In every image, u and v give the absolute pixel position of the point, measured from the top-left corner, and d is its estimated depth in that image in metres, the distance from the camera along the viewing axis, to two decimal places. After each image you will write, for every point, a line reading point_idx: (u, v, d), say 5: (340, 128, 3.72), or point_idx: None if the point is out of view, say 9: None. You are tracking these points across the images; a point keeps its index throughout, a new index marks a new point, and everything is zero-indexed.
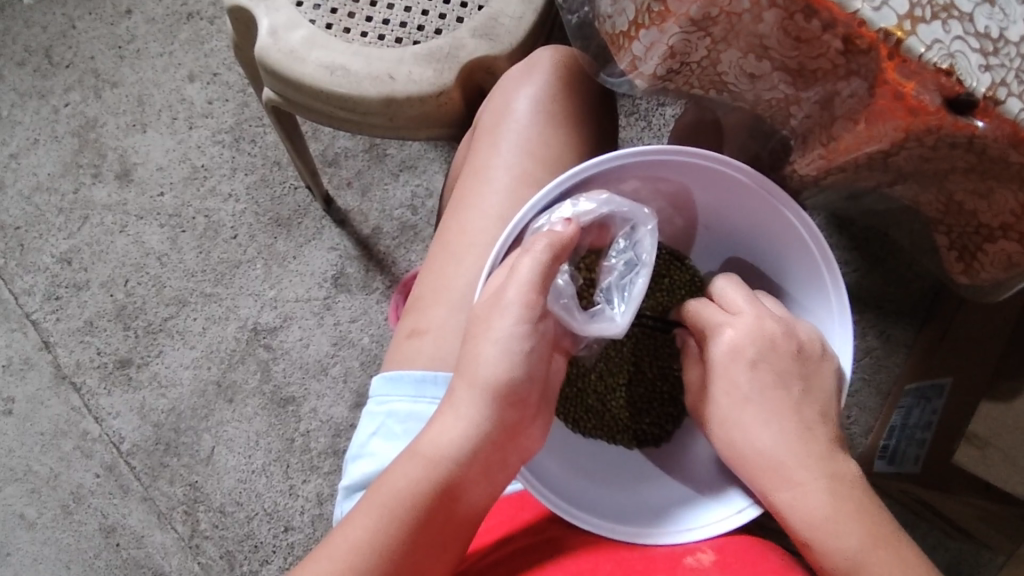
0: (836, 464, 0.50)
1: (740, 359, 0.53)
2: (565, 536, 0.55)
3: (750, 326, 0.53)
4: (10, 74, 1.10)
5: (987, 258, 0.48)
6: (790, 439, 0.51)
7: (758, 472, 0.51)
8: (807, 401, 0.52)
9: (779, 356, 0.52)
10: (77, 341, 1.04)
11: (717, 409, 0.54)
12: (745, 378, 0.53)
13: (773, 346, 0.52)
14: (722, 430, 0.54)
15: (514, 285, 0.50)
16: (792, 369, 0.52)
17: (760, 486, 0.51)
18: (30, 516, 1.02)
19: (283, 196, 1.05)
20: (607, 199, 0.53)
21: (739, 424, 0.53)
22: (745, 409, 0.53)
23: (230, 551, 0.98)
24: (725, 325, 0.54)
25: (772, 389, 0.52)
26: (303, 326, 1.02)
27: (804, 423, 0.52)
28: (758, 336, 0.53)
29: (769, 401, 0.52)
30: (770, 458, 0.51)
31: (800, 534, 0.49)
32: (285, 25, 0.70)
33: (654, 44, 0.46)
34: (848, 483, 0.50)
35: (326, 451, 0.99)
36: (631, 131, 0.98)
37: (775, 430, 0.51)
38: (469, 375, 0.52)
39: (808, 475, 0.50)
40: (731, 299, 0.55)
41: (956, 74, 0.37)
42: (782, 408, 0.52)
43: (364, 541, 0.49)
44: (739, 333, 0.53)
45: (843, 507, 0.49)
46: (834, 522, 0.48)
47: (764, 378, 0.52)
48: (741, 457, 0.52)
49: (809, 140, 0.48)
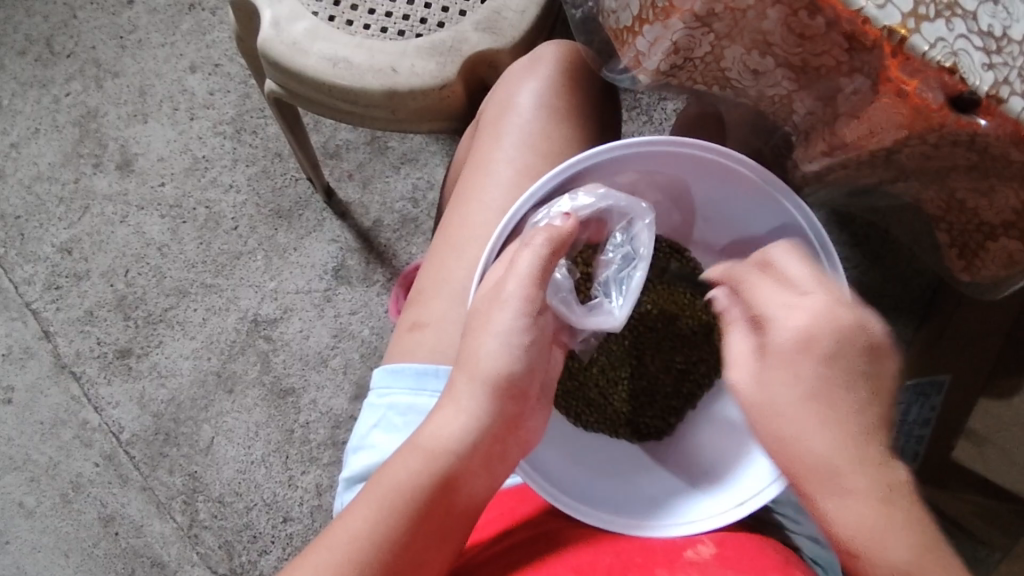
0: (890, 472, 0.49)
1: (812, 349, 0.50)
2: (563, 529, 0.55)
3: (821, 313, 0.50)
4: (10, 64, 1.10)
5: (988, 256, 0.48)
6: (852, 440, 0.49)
7: (812, 470, 0.50)
8: (873, 402, 0.50)
9: (849, 352, 0.50)
10: (76, 331, 1.04)
11: (777, 399, 0.51)
12: (814, 370, 0.50)
13: (846, 341, 0.50)
14: (780, 422, 0.51)
15: (514, 279, 0.50)
16: (859, 367, 0.50)
17: (807, 486, 0.50)
18: (28, 505, 1.02)
19: (284, 188, 1.05)
20: (604, 194, 0.54)
21: (804, 418, 0.50)
22: (808, 404, 0.50)
23: (228, 542, 0.98)
24: (789, 311, 0.51)
25: (839, 388, 0.50)
26: (303, 317, 1.02)
27: (868, 424, 0.50)
28: (830, 327, 0.50)
29: (834, 399, 0.50)
30: (828, 461, 0.49)
31: (847, 542, 0.49)
32: (288, 17, 0.70)
33: (658, 39, 0.46)
34: (899, 492, 0.49)
35: (326, 442, 0.99)
36: (632, 125, 0.98)
37: (839, 429, 0.49)
38: (469, 368, 0.52)
39: (865, 482, 0.49)
40: (796, 275, 0.52)
41: (959, 72, 0.37)
42: (848, 406, 0.50)
43: (364, 533, 0.49)
44: (813, 319, 0.50)
45: (894, 519, 0.48)
46: (886, 532, 0.48)
47: (833, 372, 0.50)
48: (802, 453, 0.50)
49: (811, 136, 0.49)
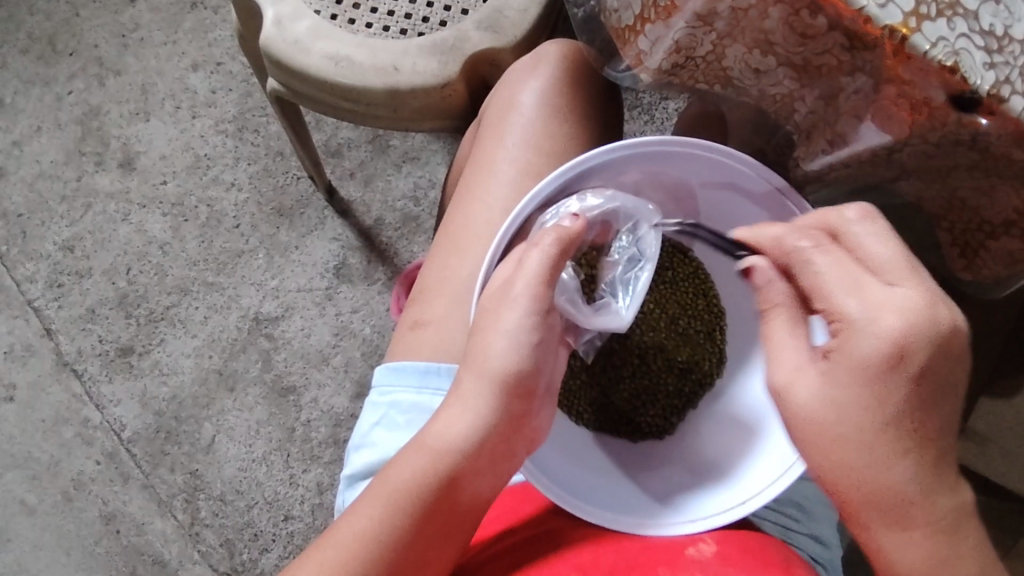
0: (960, 495, 0.46)
1: (899, 361, 0.44)
2: (566, 527, 0.55)
3: (917, 317, 0.43)
4: (13, 62, 1.10)
5: (990, 254, 0.48)
6: (924, 463, 0.45)
7: (880, 499, 0.46)
8: (949, 417, 0.46)
9: (940, 360, 0.44)
10: (78, 329, 1.04)
11: (853, 413, 0.46)
12: (898, 386, 0.45)
13: (939, 349, 0.44)
14: (853, 436, 0.46)
15: (523, 278, 0.51)
16: (945, 376, 0.45)
17: (873, 516, 0.46)
18: (29, 502, 1.02)
19: (285, 186, 1.05)
20: (612, 195, 0.54)
21: (878, 438, 0.45)
22: (885, 419, 0.45)
23: (229, 540, 0.98)
24: (876, 311, 0.44)
25: (921, 400, 0.45)
26: (304, 316, 1.02)
27: (940, 445, 0.46)
28: (927, 335, 0.43)
29: (914, 414, 0.45)
30: (903, 487, 0.45)
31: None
32: (290, 15, 0.71)
33: (660, 39, 0.46)
34: (967, 516, 0.46)
35: (326, 440, 0.99)
36: (633, 124, 0.98)
37: (914, 449, 0.45)
38: (477, 366, 0.52)
39: (936, 510, 0.45)
40: (879, 270, 0.45)
41: (960, 71, 0.36)
42: (925, 422, 0.45)
43: (369, 531, 0.50)
44: (907, 325, 0.43)
45: (961, 551, 0.45)
46: (948, 565, 0.45)
47: (917, 389, 0.45)
48: (870, 478, 0.46)
49: (812, 135, 0.49)
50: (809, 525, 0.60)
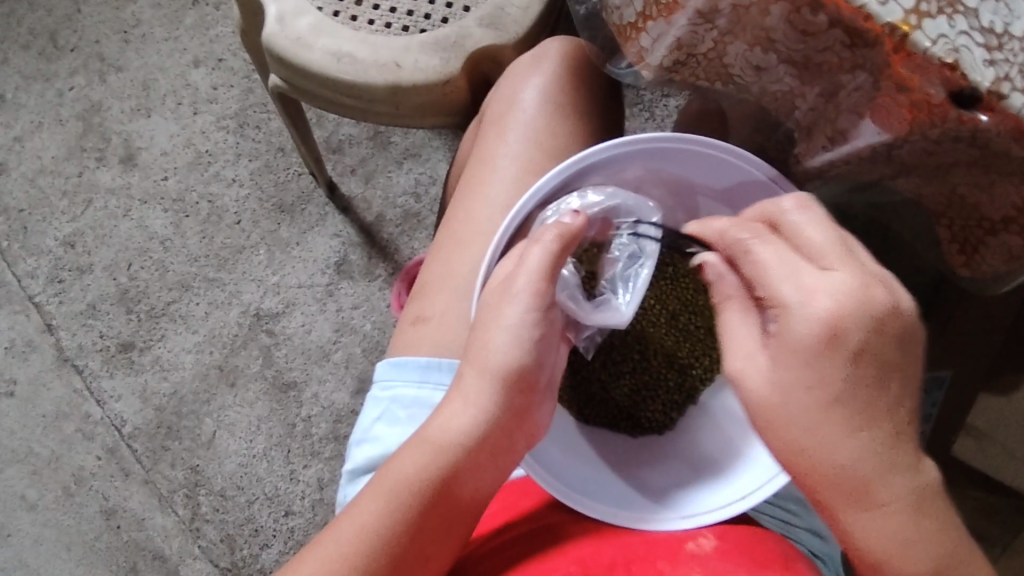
0: (921, 475, 0.46)
1: (838, 342, 0.44)
2: (566, 521, 0.55)
3: (852, 298, 0.44)
4: (14, 57, 1.10)
5: (989, 250, 0.49)
6: (880, 443, 0.45)
7: (836, 482, 0.46)
8: (902, 396, 0.46)
9: (882, 340, 0.45)
10: (79, 325, 1.05)
11: (801, 397, 0.46)
12: (841, 369, 0.45)
13: (877, 329, 0.44)
14: (801, 420, 0.46)
15: (524, 274, 0.51)
16: (892, 358, 0.45)
17: (830, 500, 0.46)
18: (30, 498, 1.02)
19: (286, 182, 1.05)
20: (614, 192, 0.55)
21: (828, 421, 0.45)
22: (831, 402, 0.45)
23: (229, 535, 0.98)
24: (815, 293, 0.45)
25: (869, 381, 0.45)
26: (305, 312, 1.02)
27: (896, 424, 0.46)
28: (863, 315, 0.44)
29: (863, 396, 0.45)
30: (857, 469, 0.45)
31: (869, 555, 0.46)
32: (293, 12, 0.71)
33: (662, 35, 0.47)
34: (931, 495, 0.46)
35: (327, 436, 1.00)
36: (634, 122, 0.99)
37: (866, 430, 0.45)
38: (478, 362, 0.52)
39: (894, 491, 0.45)
40: (819, 252, 0.46)
41: (960, 69, 0.37)
42: (877, 404, 0.45)
43: (371, 526, 0.50)
44: (843, 304, 0.44)
45: (923, 532, 0.45)
46: (912, 543, 0.45)
47: (862, 369, 0.45)
48: (822, 462, 0.46)
49: (813, 132, 0.49)
50: (807, 519, 0.61)
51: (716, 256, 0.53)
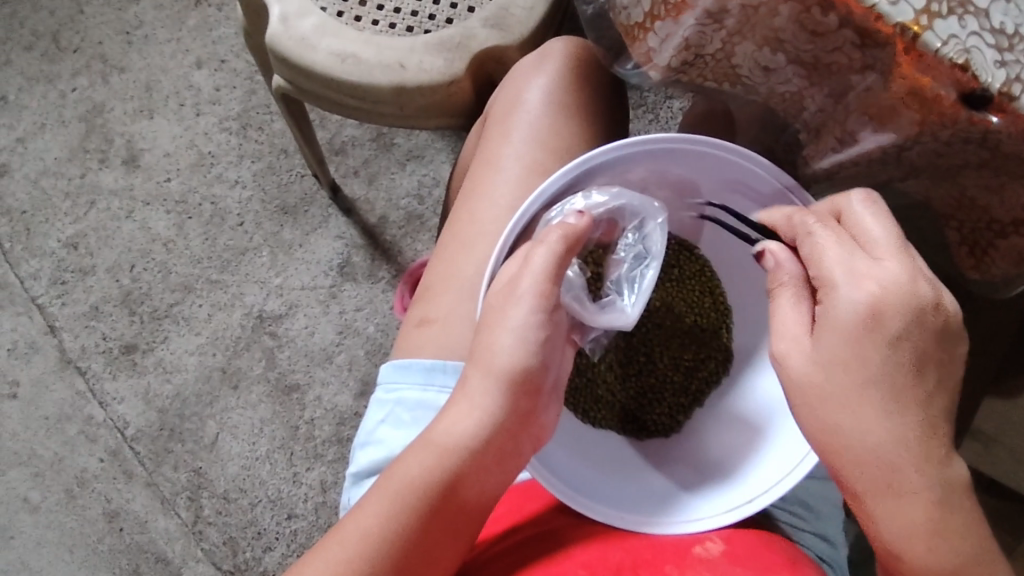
0: (951, 470, 0.46)
1: (881, 328, 0.45)
2: (571, 525, 0.55)
3: (897, 290, 0.45)
4: (17, 59, 1.10)
5: (999, 253, 0.48)
6: (915, 433, 0.46)
7: (873, 467, 0.46)
8: (938, 391, 0.47)
9: (923, 332, 0.45)
10: (82, 326, 1.04)
11: (843, 380, 0.46)
12: (882, 354, 0.45)
13: (919, 321, 0.45)
14: (840, 402, 0.46)
15: (528, 276, 0.51)
16: (931, 352, 0.46)
17: (866, 484, 0.46)
18: (33, 500, 1.02)
19: (289, 184, 1.05)
20: (619, 192, 0.54)
21: (865, 404, 0.46)
22: (872, 387, 0.46)
23: (232, 538, 0.98)
24: (859, 280, 0.45)
25: (907, 371, 0.46)
26: (308, 314, 1.02)
27: (931, 418, 0.46)
28: (908, 305, 0.45)
29: (902, 384, 0.46)
30: (891, 454, 0.45)
31: (895, 545, 0.46)
32: (296, 12, 0.70)
33: (670, 35, 0.46)
34: (958, 492, 0.46)
35: (330, 439, 0.99)
36: (638, 123, 0.98)
37: (905, 418, 0.46)
38: (483, 363, 0.52)
39: (925, 480, 0.45)
40: (871, 244, 0.46)
41: (971, 70, 0.36)
42: (915, 394, 0.46)
43: (375, 530, 0.49)
44: (887, 292, 0.45)
45: (949, 524, 0.46)
46: (936, 535, 0.45)
47: (902, 357, 0.45)
48: (857, 445, 0.46)
49: (822, 133, 0.49)
50: (814, 523, 0.60)
51: (778, 245, 0.50)
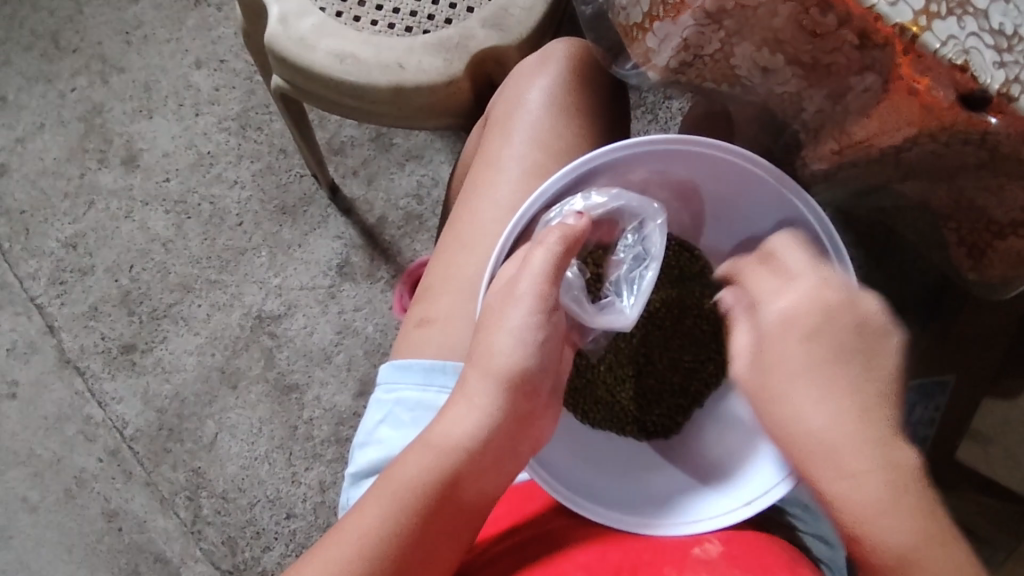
0: (894, 453, 0.49)
1: (794, 330, 0.52)
2: (571, 526, 0.55)
3: (809, 294, 0.52)
4: (16, 59, 1.10)
5: (997, 254, 0.48)
6: (846, 419, 0.50)
7: (809, 451, 0.50)
8: (869, 378, 0.51)
9: (841, 330, 0.51)
10: (80, 326, 1.04)
11: (772, 377, 0.53)
12: (800, 352, 0.52)
13: (834, 319, 0.51)
14: (775, 399, 0.53)
15: (528, 277, 0.51)
16: (853, 345, 0.51)
17: (808, 467, 0.50)
18: (32, 500, 1.02)
19: (288, 184, 1.05)
20: (618, 193, 0.54)
21: (792, 398, 0.52)
22: (800, 380, 0.52)
23: (231, 538, 0.98)
24: (781, 293, 0.54)
25: (832, 364, 0.51)
26: (307, 314, 1.02)
27: (863, 404, 0.50)
28: (817, 305, 0.52)
29: (829, 377, 0.51)
30: (827, 437, 0.50)
31: (848, 523, 0.49)
32: (296, 12, 0.70)
33: (668, 36, 0.46)
34: (906, 472, 0.49)
35: (328, 439, 0.99)
36: (637, 124, 0.98)
37: (835, 404, 0.50)
38: (481, 365, 0.52)
39: (866, 463, 0.49)
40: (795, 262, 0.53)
41: (970, 70, 0.37)
42: (844, 385, 0.51)
43: (374, 530, 0.49)
44: (795, 301, 0.53)
45: (896, 502, 0.48)
46: (885, 512, 0.48)
47: (819, 352, 0.52)
48: (791, 435, 0.51)
49: (821, 134, 0.49)
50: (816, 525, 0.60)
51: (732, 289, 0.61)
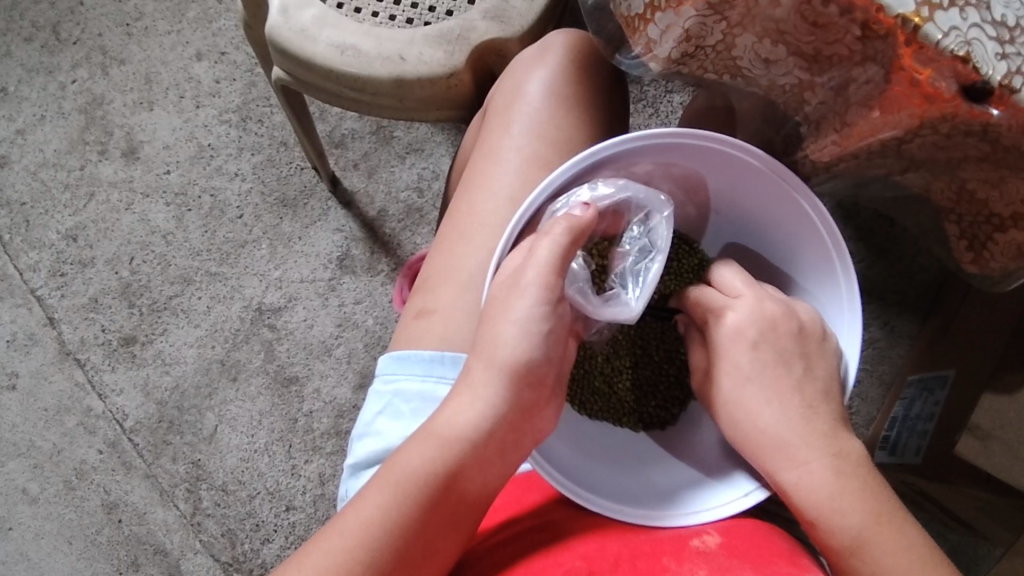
0: (840, 442, 0.50)
1: (741, 340, 0.53)
2: (570, 519, 0.55)
3: (750, 308, 0.54)
4: (17, 50, 1.10)
5: (997, 248, 0.48)
6: (792, 417, 0.51)
7: (762, 450, 0.51)
8: (809, 379, 0.52)
9: (779, 337, 0.53)
10: (81, 318, 1.04)
11: (721, 392, 0.54)
12: (745, 359, 0.53)
13: (773, 328, 0.53)
14: (726, 413, 0.54)
15: (534, 267, 0.51)
16: (793, 348, 0.52)
17: (764, 464, 0.51)
18: (32, 492, 1.02)
19: (289, 176, 1.05)
20: (624, 185, 0.54)
21: (743, 405, 0.53)
22: (746, 387, 0.53)
23: (231, 529, 0.98)
24: (727, 308, 0.55)
25: (772, 370, 0.52)
26: (307, 306, 1.02)
27: (806, 402, 0.51)
28: (757, 318, 0.53)
29: (772, 382, 0.52)
30: (773, 437, 0.51)
31: (805, 512, 0.49)
32: (296, 4, 0.70)
33: (670, 27, 0.45)
34: (853, 460, 0.50)
35: (328, 432, 0.99)
36: (638, 117, 0.98)
37: (782, 406, 0.51)
38: (486, 355, 0.52)
39: (813, 453, 0.50)
40: (738, 286, 0.55)
41: (972, 62, 0.37)
42: (786, 388, 0.52)
43: (376, 519, 0.49)
44: (741, 315, 0.54)
45: (848, 485, 0.48)
46: (838, 498, 0.48)
47: (763, 358, 0.53)
48: (745, 438, 0.52)
49: (822, 125, 0.48)
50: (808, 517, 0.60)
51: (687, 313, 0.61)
